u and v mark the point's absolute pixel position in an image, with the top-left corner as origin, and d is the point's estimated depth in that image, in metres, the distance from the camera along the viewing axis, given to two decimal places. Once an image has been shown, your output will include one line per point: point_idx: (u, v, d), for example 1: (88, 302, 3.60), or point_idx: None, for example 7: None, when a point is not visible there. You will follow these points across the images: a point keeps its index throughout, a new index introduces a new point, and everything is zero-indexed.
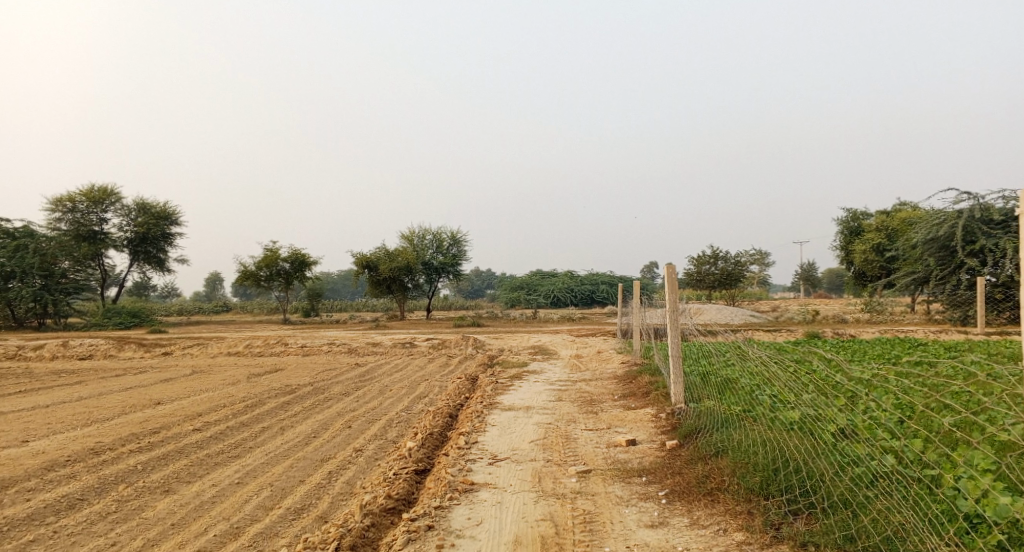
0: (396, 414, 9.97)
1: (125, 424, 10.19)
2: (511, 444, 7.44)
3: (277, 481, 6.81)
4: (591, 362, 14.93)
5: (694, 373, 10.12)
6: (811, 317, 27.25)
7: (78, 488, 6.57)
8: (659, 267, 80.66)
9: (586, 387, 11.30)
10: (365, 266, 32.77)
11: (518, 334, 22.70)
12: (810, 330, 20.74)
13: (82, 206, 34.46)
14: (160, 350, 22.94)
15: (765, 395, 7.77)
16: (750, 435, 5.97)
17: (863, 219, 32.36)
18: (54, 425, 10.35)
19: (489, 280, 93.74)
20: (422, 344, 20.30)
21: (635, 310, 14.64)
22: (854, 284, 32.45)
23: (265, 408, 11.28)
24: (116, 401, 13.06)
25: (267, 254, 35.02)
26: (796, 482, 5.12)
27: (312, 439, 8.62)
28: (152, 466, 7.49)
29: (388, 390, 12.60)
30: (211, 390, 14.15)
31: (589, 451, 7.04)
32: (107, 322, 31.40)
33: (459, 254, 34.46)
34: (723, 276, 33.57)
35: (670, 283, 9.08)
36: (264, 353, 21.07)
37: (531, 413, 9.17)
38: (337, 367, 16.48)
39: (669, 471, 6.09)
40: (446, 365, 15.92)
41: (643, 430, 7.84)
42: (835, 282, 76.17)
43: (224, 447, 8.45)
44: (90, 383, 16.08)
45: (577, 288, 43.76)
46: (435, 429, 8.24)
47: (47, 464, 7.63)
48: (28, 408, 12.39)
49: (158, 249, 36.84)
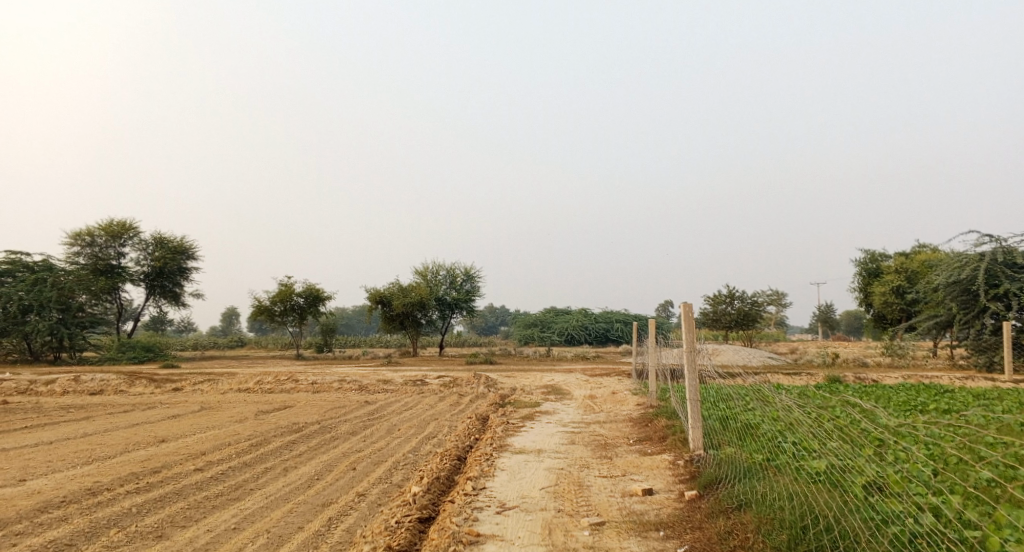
0: (402, 455, 9.65)
1: (127, 463, 9.93)
2: (520, 491, 7.08)
3: (275, 527, 6.50)
4: (605, 403, 14.52)
5: (712, 417, 9.75)
6: (831, 359, 26.70)
7: (68, 532, 6.31)
8: (673, 306, 80.14)
9: (600, 430, 10.92)
10: (378, 302, 32.62)
11: (531, 372, 22.28)
12: (830, 373, 20.22)
13: (100, 240, 34.72)
14: (170, 385, 22.73)
15: (788, 442, 7.42)
16: (775, 487, 5.61)
17: (882, 261, 31.86)
18: (54, 463, 10.11)
19: (504, 317, 93.37)
20: (433, 382, 19.99)
21: (651, 350, 14.28)
22: (873, 327, 31.83)
23: (270, 447, 10.98)
24: (119, 438, 12.81)
25: (282, 289, 35.00)
26: (827, 542, 4.76)
27: (315, 481, 8.32)
28: (147, 509, 7.20)
29: (396, 430, 12.27)
30: (216, 427, 13.86)
31: (603, 501, 6.68)
32: (121, 355, 31.37)
33: (472, 290, 34.25)
34: (739, 316, 33.07)
35: (687, 322, 8.77)
36: (274, 389, 20.81)
37: (542, 456, 8.81)
38: (347, 405, 16.17)
39: (688, 525, 5.72)
40: (457, 404, 15.56)
41: (660, 478, 7.46)
42: (853, 324, 75.15)
43: (224, 489, 8.15)
44: (97, 419, 15.86)
45: (591, 326, 43.33)
46: (442, 474, 7.90)
47: (40, 505, 7.37)
48: (32, 444, 12.18)
49: (175, 284, 36.95)
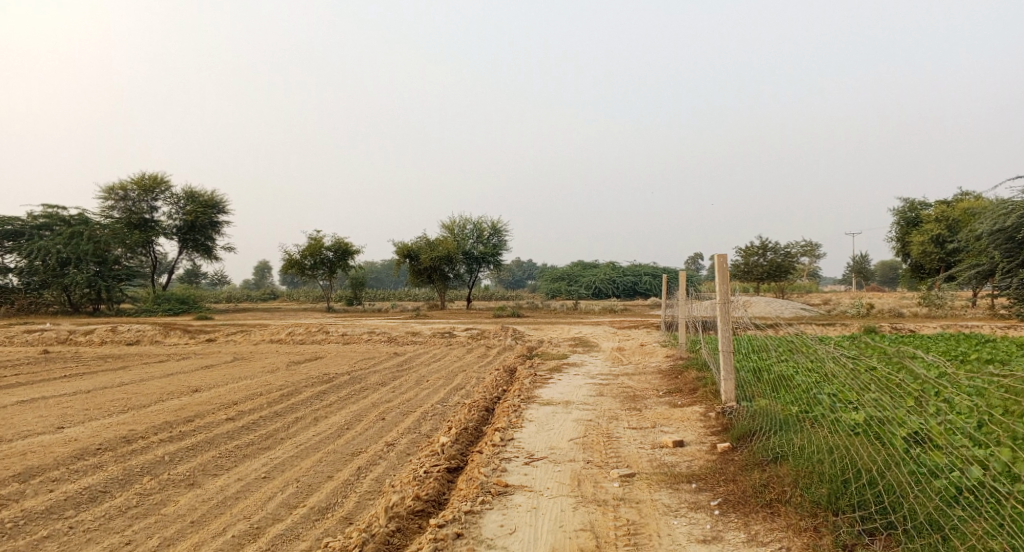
0: (431, 406, 9.64)
1: (161, 412, 10.09)
2: (549, 442, 7.01)
3: (305, 476, 6.52)
4: (634, 355, 14.39)
5: (745, 368, 9.56)
6: (865, 310, 26.21)
7: (103, 479, 6.39)
8: (703, 258, 79.37)
9: (629, 382, 10.79)
10: (406, 255, 32.66)
11: (558, 325, 22.22)
12: (866, 324, 19.78)
13: (133, 194, 35.11)
14: (204, 337, 23.10)
15: (823, 393, 7.23)
16: (814, 439, 5.43)
17: (922, 209, 30.89)
18: (91, 411, 10.31)
19: (531, 271, 93.38)
20: (462, 334, 20.01)
21: (681, 303, 14.05)
22: (910, 277, 31.10)
23: (300, 397, 11.07)
24: (154, 387, 13.03)
25: (311, 243, 35.18)
26: (871, 497, 4.58)
27: (344, 431, 8.35)
28: (179, 457, 7.28)
29: (424, 380, 12.29)
30: (249, 378, 14.04)
31: (633, 452, 6.57)
32: (157, 308, 31.94)
33: (500, 244, 34.08)
34: (771, 268, 32.52)
35: (720, 273, 8.51)
36: (305, 341, 21.03)
37: (571, 408, 8.73)
38: (376, 357, 16.27)
39: (721, 478, 5.59)
40: (484, 356, 15.56)
41: (691, 430, 7.33)
42: (888, 275, 73.76)
43: (255, 438, 8.22)
44: (133, 369, 16.18)
45: (619, 279, 43.05)
46: (470, 424, 7.86)
47: (76, 452, 7.49)
48: (71, 393, 12.45)
49: (207, 238, 37.34)
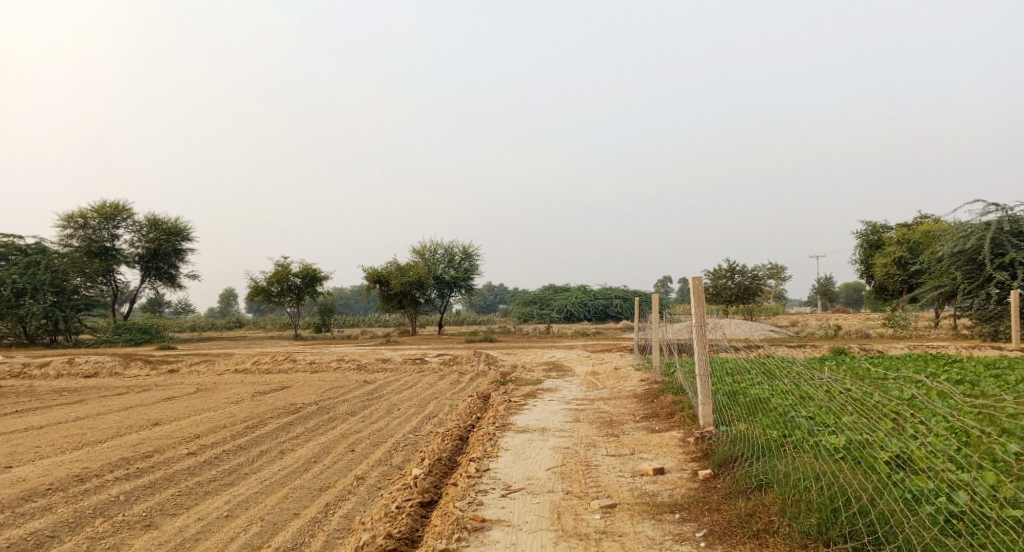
0: (402, 436, 9.34)
1: (118, 448, 9.63)
2: (526, 473, 6.77)
3: (269, 514, 6.19)
4: (608, 379, 14.23)
5: (721, 391, 9.44)
6: (833, 331, 26.50)
7: (51, 523, 6.00)
8: (672, 281, 80.05)
9: (605, 407, 10.61)
10: (376, 281, 32.24)
11: (531, 349, 22.00)
12: (835, 345, 19.88)
13: (93, 222, 34.25)
14: (167, 367, 22.42)
15: (801, 417, 7.13)
16: (801, 465, 5.29)
17: (884, 232, 31.47)
18: (43, 448, 9.80)
19: (502, 296, 93.18)
20: (433, 360, 19.71)
21: (654, 326, 13.95)
22: (874, 299, 31.56)
23: (266, 429, 10.67)
24: (112, 421, 12.50)
25: (278, 269, 34.56)
26: (864, 527, 4.45)
27: (312, 464, 8.02)
28: (135, 497, 6.88)
29: (396, 409, 11.97)
30: (212, 409, 13.56)
31: (613, 481, 6.38)
32: (117, 338, 31.04)
33: (471, 268, 33.85)
34: (740, 290, 32.80)
35: (696, 295, 8.41)
36: (272, 370, 20.51)
37: (547, 435, 8.51)
38: (345, 385, 15.88)
39: (705, 507, 5.41)
40: (457, 383, 15.27)
41: (671, 457, 7.16)
42: (852, 296, 75.01)
43: (218, 474, 7.84)
44: (90, 402, 15.55)
45: (590, 303, 43.05)
46: (443, 455, 7.59)
47: (23, 493, 7.04)
48: (22, 429, 11.87)
49: (170, 265, 36.50)
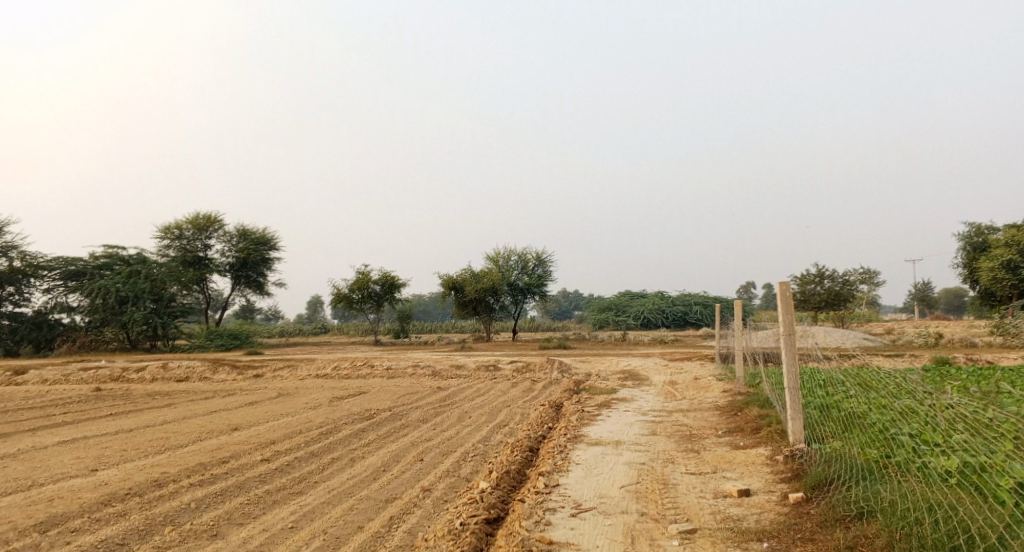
0: (473, 445, 9.10)
1: (198, 452, 9.79)
2: (597, 490, 6.38)
3: (332, 527, 6.03)
4: (687, 389, 13.61)
5: (812, 404, 8.75)
6: (933, 340, 24.77)
7: (122, 529, 6.03)
8: (755, 287, 77.54)
9: (684, 419, 10.07)
10: (451, 288, 32.40)
11: (606, 357, 21.52)
12: (937, 355, 18.46)
13: (188, 233, 35.89)
14: (251, 372, 23.07)
15: (903, 433, 6.45)
16: (910, 492, 4.70)
17: (990, 233, 29.28)
18: (128, 452, 10.04)
19: (578, 302, 92.58)
20: (507, 367, 19.49)
21: (737, 334, 13.25)
22: (980, 305, 29.39)
23: (339, 436, 10.65)
24: (195, 425, 12.80)
25: (359, 276, 35.25)
26: None
27: (381, 474, 7.85)
28: (206, 504, 6.87)
29: (467, 418, 11.76)
30: (290, 415, 13.72)
31: (693, 503, 5.91)
32: (210, 343, 32.27)
33: (545, 275, 33.46)
34: (829, 296, 31.21)
35: (784, 301, 7.81)
36: (350, 375, 20.76)
37: (621, 449, 8.08)
38: (419, 391, 15.84)
39: (797, 536, 4.90)
40: (530, 391, 14.96)
41: (757, 476, 6.62)
42: (952, 302, 70.63)
43: (288, 482, 7.78)
44: (178, 406, 16.05)
45: (668, 309, 42.01)
46: (512, 467, 7.28)
47: (102, 498, 7.14)
48: (112, 432, 12.28)
49: (258, 274, 37.78)
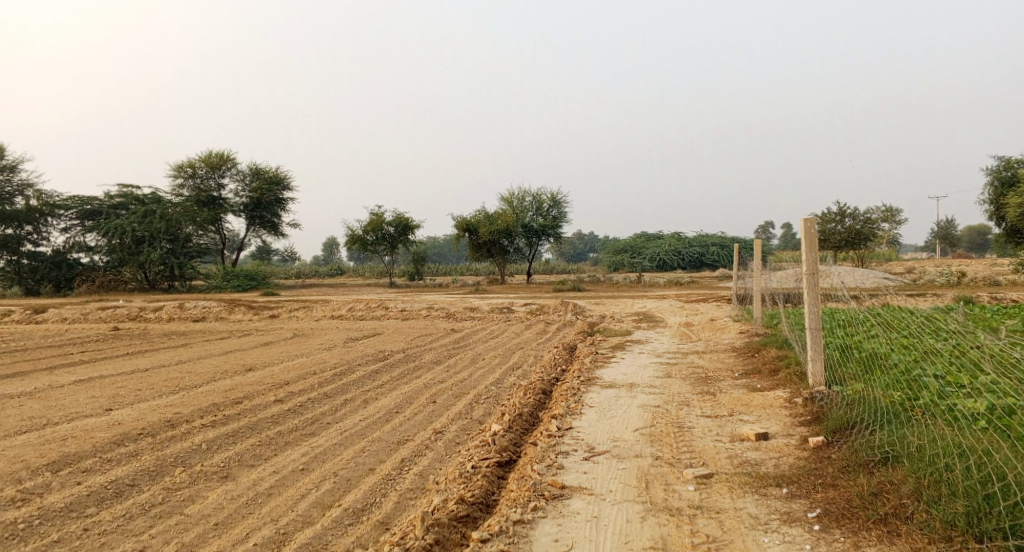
0: (486, 387, 9.01)
1: (211, 393, 9.78)
2: (611, 433, 6.26)
3: (343, 469, 5.96)
4: (703, 331, 13.44)
5: (832, 345, 8.52)
6: (955, 279, 24.33)
7: (132, 470, 6.00)
8: (773, 227, 76.58)
9: (700, 361, 9.91)
10: (465, 229, 32.17)
11: (621, 299, 21.35)
12: (961, 293, 18.07)
13: (201, 172, 35.68)
14: (267, 313, 23.17)
15: (928, 375, 6.22)
16: (939, 438, 4.52)
17: (1019, 168, 28.37)
18: (143, 392, 10.06)
19: (594, 243, 92.14)
20: (521, 309, 19.40)
21: (755, 274, 12.94)
22: (1005, 243, 28.73)
23: (352, 377, 10.62)
24: (210, 366, 12.82)
25: (373, 218, 35.02)
26: None
27: (393, 416, 7.80)
28: (217, 446, 6.83)
29: (480, 359, 11.69)
30: (304, 356, 13.74)
31: (708, 447, 5.77)
32: (227, 284, 32.41)
33: (560, 216, 32.99)
34: (850, 236, 30.68)
35: (808, 240, 7.50)
36: (365, 317, 20.79)
37: (635, 392, 7.94)
38: (433, 333, 15.83)
39: (818, 482, 4.75)
40: (544, 333, 14.87)
41: (775, 420, 6.47)
42: (975, 240, 69.50)
43: (300, 423, 7.75)
44: (194, 347, 16.12)
45: (684, 251, 41.59)
46: (524, 410, 7.18)
47: (115, 438, 7.13)
48: (128, 372, 12.34)
49: (272, 214, 37.67)
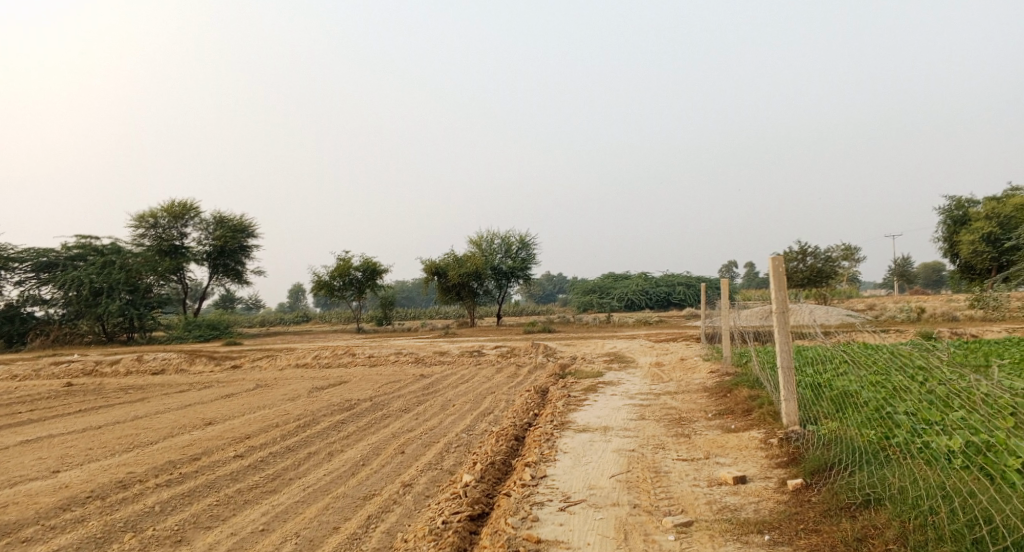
0: (456, 435, 8.75)
1: (168, 450, 9.34)
2: (586, 481, 6.05)
3: (305, 528, 5.65)
4: (674, 371, 13.36)
5: (803, 383, 8.47)
6: (916, 315, 24.78)
7: (77, 538, 5.63)
8: (737, 266, 77.79)
9: (673, 402, 9.78)
10: (433, 273, 31.96)
11: (590, 340, 21.27)
12: (924, 329, 18.35)
13: (163, 221, 35.07)
14: (230, 363, 22.55)
15: (901, 413, 6.18)
16: (921, 479, 4.43)
17: (970, 207, 29.24)
18: (95, 451, 9.57)
19: (562, 285, 92.46)
20: (491, 352, 19.15)
21: (723, 313, 12.93)
22: (961, 279, 29.45)
23: (317, 428, 10.26)
24: (167, 421, 12.30)
25: (340, 263, 34.64)
26: None
27: (359, 469, 7.49)
28: (171, 507, 6.46)
29: (450, 406, 11.41)
30: (268, 407, 13.29)
31: (686, 492, 5.60)
32: (188, 334, 31.59)
33: (529, 258, 33.04)
34: (812, 273, 31.19)
35: (777, 279, 7.50)
36: (331, 364, 20.34)
37: (609, 435, 7.76)
38: (401, 379, 15.49)
39: (800, 527, 4.60)
40: (514, 376, 14.65)
41: (752, 462, 6.34)
42: (931, 276, 71.37)
43: (261, 479, 7.40)
44: (151, 400, 15.51)
45: (652, 291, 41.88)
46: (496, 458, 6.94)
47: (61, 502, 6.70)
48: (80, 429, 11.77)
49: (236, 262, 37.07)
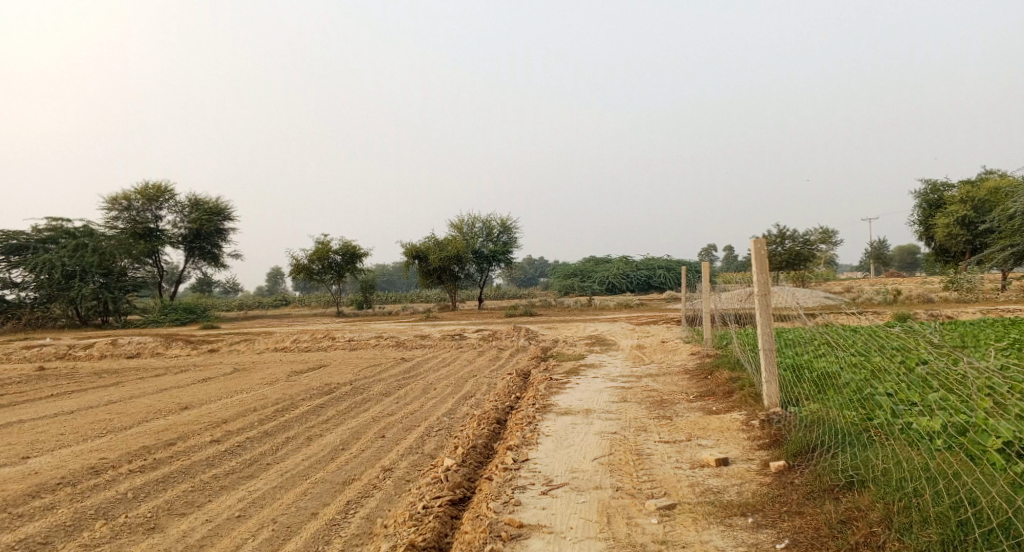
0: (437, 419, 8.65)
1: (142, 435, 9.15)
2: (569, 464, 5.99)
3: (283, 515, 5.54)
4: (655, 353, 13.35)
5: (783, 365, 8.47)
6: (892, 297, 25.04)
7: (46, 526, 5.48)
8: (716, 250, 78.19)
9: (654, 384, 9.75)
10: (414, 256, 31.65)
11: (572, 323, 21.23)
12: (900, 311, 18.51)
13: (137, 204, 34.38)
14: (207, 347, 22.24)
15: (881, 394, 6.19)
16: (904, 460, 4.43)
17: (945, 191, 29.47)
18: (67, 437, 9.36)
19: (543, 268, 92.45)
20: (473, 335, 19.06)
21: (704, 296, 12.90)
22: (936, 262, 29.79)
23: (296, 412, 10.12)
24: (142, 406, 12.07)
25: (319, 246, 34.26)
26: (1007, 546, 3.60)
27: (338, 454, 7.37)
28: (144, 494, 6.31)
29: (431, 389, 11.32)
30: (246, 391, 13.10)
31: (669, 475, 5.56)
32: (164, 318, 31.12)
33: (510, 241, 32.95)
34: (790, 257, 31.38)
35: (758, 261, 7.46)
36: (311, 348, 20.13)
37: (591, 418, 7.71)
38: (382, 363, 15.35)
39: (783, 510, 4.58)
40: (496, 359, 14.58)
41: (734, 444, 6.32)
42: (906, 260, 72.36)
43: (238, 465, 7.26)
44: (126, 385, 15.23)
45: (632, 274, 41.99)
46: (477, 442, 6.86)
47: (29, 490, 6.52)
48: (51, 415, 11.51)
49: (213, 245, 36.54)
